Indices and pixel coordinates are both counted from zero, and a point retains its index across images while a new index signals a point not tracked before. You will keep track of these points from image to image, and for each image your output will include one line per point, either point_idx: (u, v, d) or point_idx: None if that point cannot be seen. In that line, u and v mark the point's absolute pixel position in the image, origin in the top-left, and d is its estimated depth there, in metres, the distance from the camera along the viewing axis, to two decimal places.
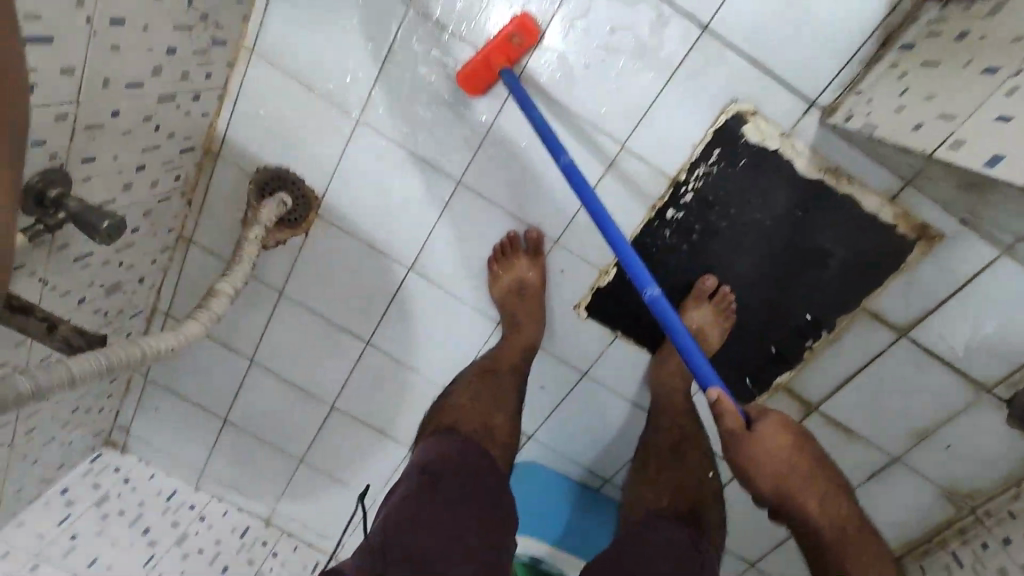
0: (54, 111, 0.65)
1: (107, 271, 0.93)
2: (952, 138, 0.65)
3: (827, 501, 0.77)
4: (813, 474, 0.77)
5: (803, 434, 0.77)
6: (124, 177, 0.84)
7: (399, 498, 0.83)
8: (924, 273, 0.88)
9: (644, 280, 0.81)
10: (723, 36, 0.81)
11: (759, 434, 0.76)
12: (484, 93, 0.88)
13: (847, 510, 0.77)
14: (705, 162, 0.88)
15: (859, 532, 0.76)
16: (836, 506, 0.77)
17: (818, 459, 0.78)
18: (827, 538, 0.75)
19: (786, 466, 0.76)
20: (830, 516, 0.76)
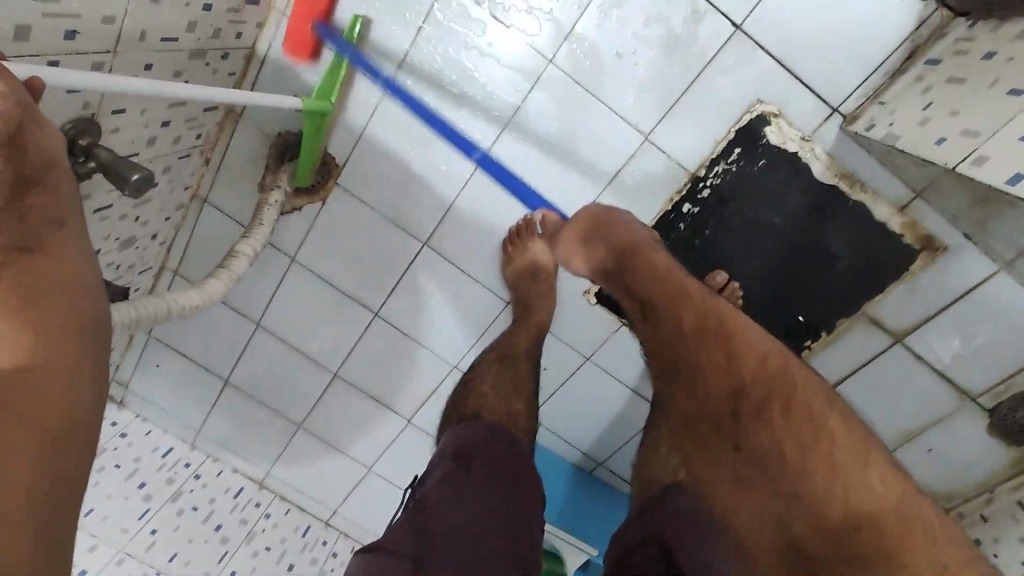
0: (90, 59, 0.65)
1: (123, 225, 0.93)
2: (975, 154, 0.67)
3: (686, 302, 0.86)
4: (666, 277, 0.87)
5: (625, 247, 0.89)
6: (148, 131, 0.84)
7: (432, 482, 0.82)
8: (924, 284, 0.91)
9: (470, 145, 0.94)
10: (756, 37, 0.82)
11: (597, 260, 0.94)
12: (314, 58, 0.91)
13: (681, 306, 0.86)
14: (725, 160, 0.90)
15: (706, 346, 0.85)
16: (698, 306, 0.85)
17: (651, 254, 0.89)
18: (665, 352, 0.90)
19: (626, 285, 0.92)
20: (693, 313, 0.85)
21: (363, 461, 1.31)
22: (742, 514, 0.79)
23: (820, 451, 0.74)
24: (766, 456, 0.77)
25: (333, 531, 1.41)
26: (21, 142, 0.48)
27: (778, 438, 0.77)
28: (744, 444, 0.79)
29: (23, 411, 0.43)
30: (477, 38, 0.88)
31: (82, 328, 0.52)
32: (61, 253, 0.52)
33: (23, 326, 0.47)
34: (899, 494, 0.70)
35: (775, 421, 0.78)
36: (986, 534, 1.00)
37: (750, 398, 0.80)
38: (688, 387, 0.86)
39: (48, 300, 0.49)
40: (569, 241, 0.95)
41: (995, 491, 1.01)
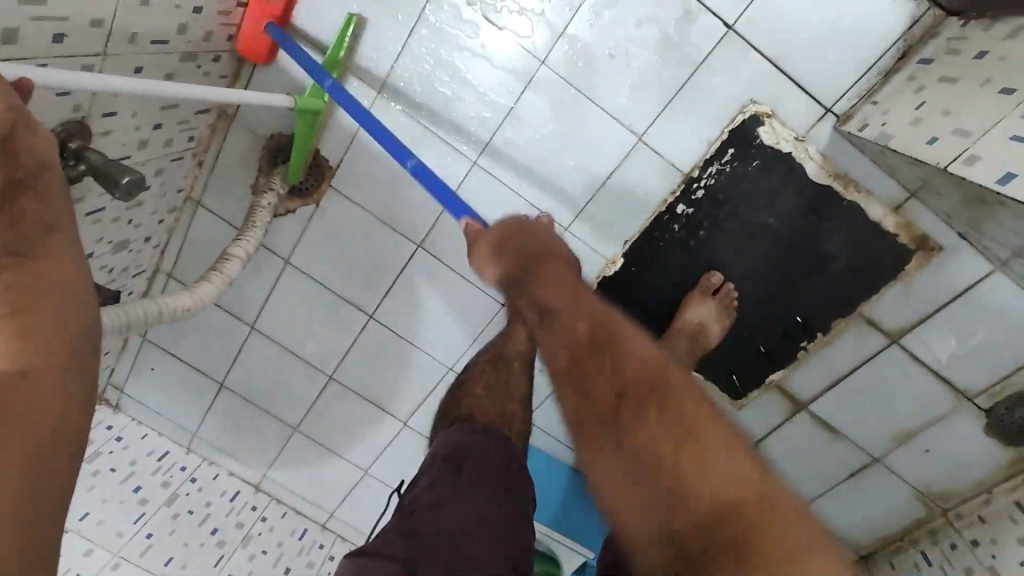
0: (79, 62, 0.65)
1: (115, 228, 0.93)
2: (967, 153, 0.66)
3: (555, 291, 0.81)
4: (555, 275, 0.84)
5: (533, 253, 0.87)
6: (140, 134, 0.83)
7: (424, 484, 0.82)
8: (919, 284, 0.91)
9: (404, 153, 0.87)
10: (748, 38, 0.82)
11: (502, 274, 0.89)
12: (269, 60, 0.91)
13: (579, 319, 0.75)
14: (719, 160, 0.89)
15: (575, 346, 0.72)
16: (576, 298, 0.80)
17: (553, 264, 0.86)
18: (540, 347, 0.80)
19: (532, 294, 0.83)
20: (564, 304, 0.79)
21: (360, 464, 1.31)
22: (604, 523, 0.62)
23: (699, 445, 0.59)
24: (643, 460, 0.59)
25: (329, 534, 1.40)
26: (12, 144, 0.47)
27: (657, 439, 0.60)
28: (629, 439, 0.60)
29: (22, 411, 0.44)
30: (468, 39, 0.88)
31: (78, 330, 0.52)
32: (53, 253, 0.52)
33: (22, 324, 0.47)
34: (760, 479, 0.58)
35: (651, 417, 0.61)
36: (984, 534, 0.99)
37: (635, 401, 0.63)
38: (559, 374, 0.76)
39: (48, 300, 0.50)
40: (481, 250, 0.89)
41: (993, 492, 1.01)
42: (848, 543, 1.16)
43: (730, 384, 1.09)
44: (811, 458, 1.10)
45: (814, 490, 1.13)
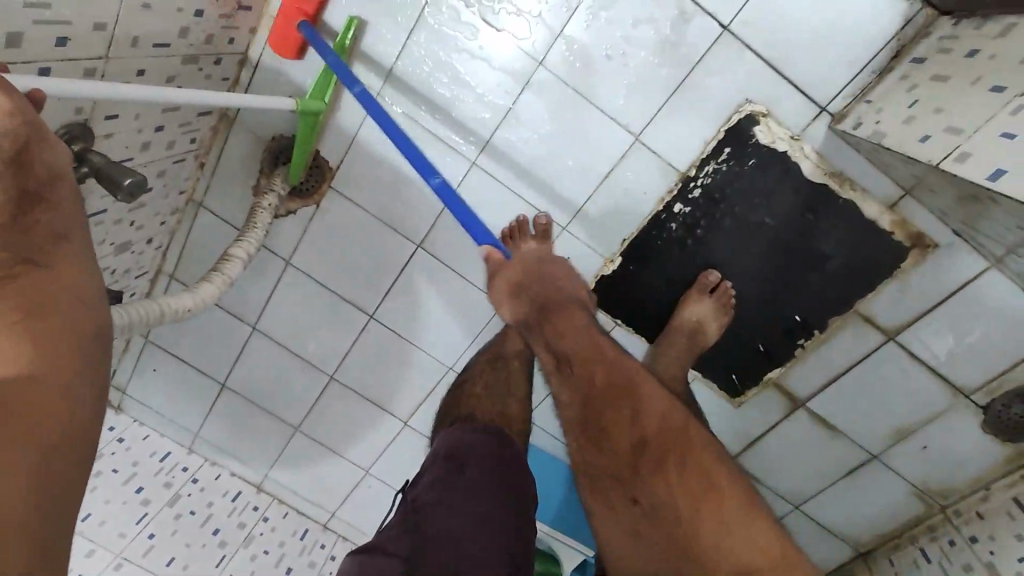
0: (81, 67, 0.66)
1: (118, 229, 0.94)
2: (957, 151, 0.67)
3: (588, 356, 0.80)
4: (587, 332, 0.83)
5: (552, 303, 0.86)
6: (142, 136, 0.84)
7: (425, 482, 0.83)
8: (915, 282, 0.92)
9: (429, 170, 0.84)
10: (743, 38, 0.83)
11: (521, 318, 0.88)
12: (298, 57, 0.91)
13: (600, 367, 0.79)
14: (715, 159, 0.90)
15: (602, 399, 0.77)
16: (613, 363, 0.79)
17: (580, 315, 0.85)
18: (574, 415, 0.80)
19: (557, 351, 0.83)
20: (601, 373, 0.78)
21: (361, 464, 1.31)
22: (614, 555, 0.74)
23: (715, 500, 0.69)
24: (661, 512, 0.71)
25: (331, 534, 1.41)
26: (25, 159, 0.49)
27: (672, 487, 0.71)
28: (642, 498, 0.73)
29: (25, 411, 0.44)
30: (467, 41, 0.89)
31: (88, 334, 0.53)
32: (60, 256, 0.53)
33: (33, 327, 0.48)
34: (786, 554, 0.64)
35: (674, 476, 0.71)
36: (982, 531, 1.00)
37: (653, 449, 0.73)
38: (598, 442, 0.77)
39: (56, 304, 0.51)
40: (503, 290, 0.88)
41: (992, 488, 1.01)
42: (847, 540, 1.17)
43: (728, 382, 1.10)
44: (809, 455, 1.11)
45: (813, 488, 1.13)
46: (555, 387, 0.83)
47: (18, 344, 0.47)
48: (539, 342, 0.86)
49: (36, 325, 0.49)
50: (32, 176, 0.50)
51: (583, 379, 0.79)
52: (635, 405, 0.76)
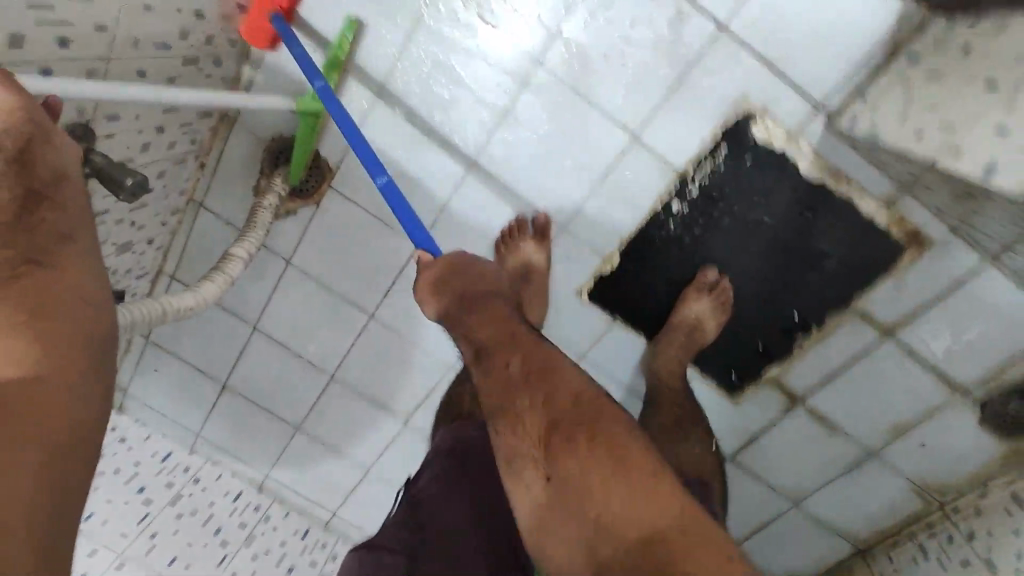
0: (83, 67, 0.66)
1: (119, 230, 0.94)
2: (953, 147, 0.68)
3: (504, 343, 0.84)
4: (501, 322, 0.86)
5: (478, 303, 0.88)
6: (143, 137, 0.84)
7: (427, 479, 0.84)
8: (912, 279, 0.92)
9: (376, 168, 0.88)
10: (740, 37, 0.83)
11: (445, 311, 0.90)
12: (272, 48, 0.90)
13: (515, 355, 0.82)
14: (713, 158, 0.91)
15: (522, 387, 0.80)
16: (521, 351, 0.82)
17: (498, 304, 0.89)
18: (494, 398, 0.82)
19: (474, 341, 0.87)
20: (508, 356, 0.82)
21: (361, 463, 1.32)
22: (569, 558, 0.75)
23: (619, 467, 0.75)
24: (575, 484, 0.75)
25: (332, 534, 1.41)
26: (28, 158, 0.50)
27: (585, 470, 0.75)
28: (560, 472, 0.76)
29: (24, 411, 0.46)
30: (465, 41, 0.90)
31: (89, 336, 0.54)
32: (68, 257, 0.54)
33: (34, 328, 0.50)
34: (681, 513, 0.71)
35: (584, 447, 0.76)
36: (981, 526, 1.00)
37: (563, 433, 0.77)
38: (516, 427, 0.80)
39: (60, 304, 0.52)
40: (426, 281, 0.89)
41: (990, 484, 1.02)
42: (846, 537, 1.17)
43: (727, 380, 1.10)
44: (809, 453, 1.11)
45: (813, 485, 1.14)
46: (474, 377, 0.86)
47: (18, 346, 0.48)
48: (461, 335, 0.89)
49: (38, 326, 0.50)
50: (42, 175, 0.51)
51: (502, 369, 0.82)
52: (547, 394, 0.79)
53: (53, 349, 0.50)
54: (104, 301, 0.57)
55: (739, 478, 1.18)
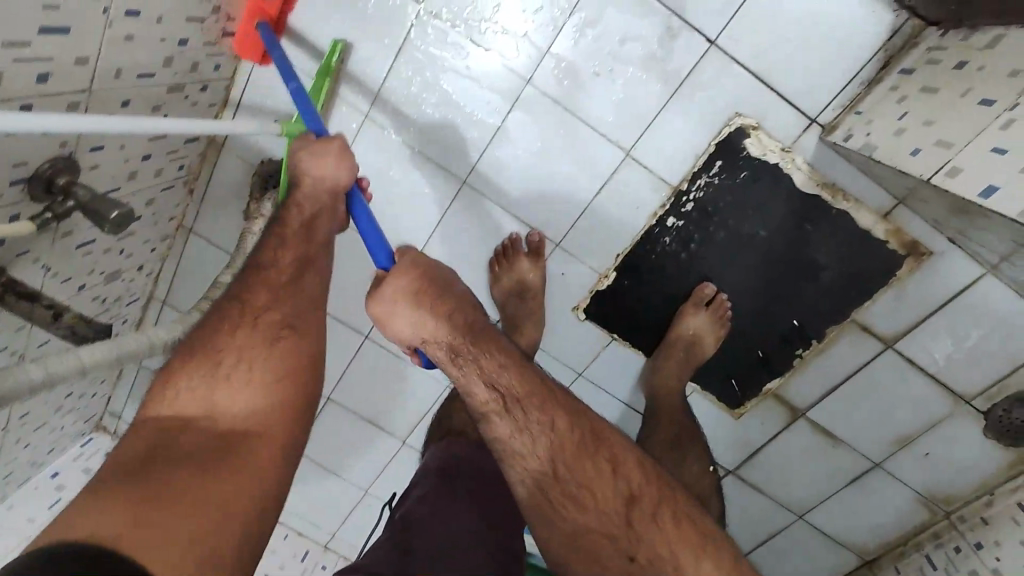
0: (64, 101, 0.65)
1: (108, 258, 0.92)
2: (948, 166, 0.67)
3: (534, 401, 0.69)
4: (513, 365, 0.70)
5: (466, 334, 0.70)
6: (129, 166, 0.83)
7: (415, 497, 0.81)
8: (912, 288, 0.91)
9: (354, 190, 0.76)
10: (730, 53, 0.83)
11: (440, 342, 0.70)
12: (263, 60, 0.90)
13: (557, 411, 0.69)
14: (707, 173, 0.90)
15: (581, 453, 0.68)
16: (558, 414, 0.69)
17: (496, 341, 0.72)
18: (546, 468, 0.68)
19: (499, 386, 0.69)
20: (544, 418, 0.68)
21: (359, 484, 1.30)
22: None
23: (704, 547, 0.66)
24: (662, 566, 0.64)
25: (332, 555, 1.40)
26: None
27: (672, 544, 0.65)
28: (642, 553, 0.65)
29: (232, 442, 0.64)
30: (454, 61, 0.89)
31: (292, 376, 0.72)
32: (273, 312, 0.74)
33: (265, 363, 0.70)
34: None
35: (667, 524, 0.67)
36: (987, 537, 0.99)
37: (642, 509, 0.67)
38: (578, 502, 0.67)
39: (264, 352, 0.71)
40: (387, 297, 0.70)
41: (996, 493, 1.01)
42: (852, 549, 1.16)
43: (727, 393, 1.09)
44: (811, 464, 1.10)
45: (817, 497, 1.13)
46: (497, 434, 0.69)
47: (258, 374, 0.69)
48: (478, 383, 0.69)
49: (253, 364, 0.69)
50: None
51: (543, 428, 0.68)
52: (609, 461, 0.69)
53: (281, 379, 0.70)
54: (309, 343, 0.75)
55: (742, 491, 1.17)
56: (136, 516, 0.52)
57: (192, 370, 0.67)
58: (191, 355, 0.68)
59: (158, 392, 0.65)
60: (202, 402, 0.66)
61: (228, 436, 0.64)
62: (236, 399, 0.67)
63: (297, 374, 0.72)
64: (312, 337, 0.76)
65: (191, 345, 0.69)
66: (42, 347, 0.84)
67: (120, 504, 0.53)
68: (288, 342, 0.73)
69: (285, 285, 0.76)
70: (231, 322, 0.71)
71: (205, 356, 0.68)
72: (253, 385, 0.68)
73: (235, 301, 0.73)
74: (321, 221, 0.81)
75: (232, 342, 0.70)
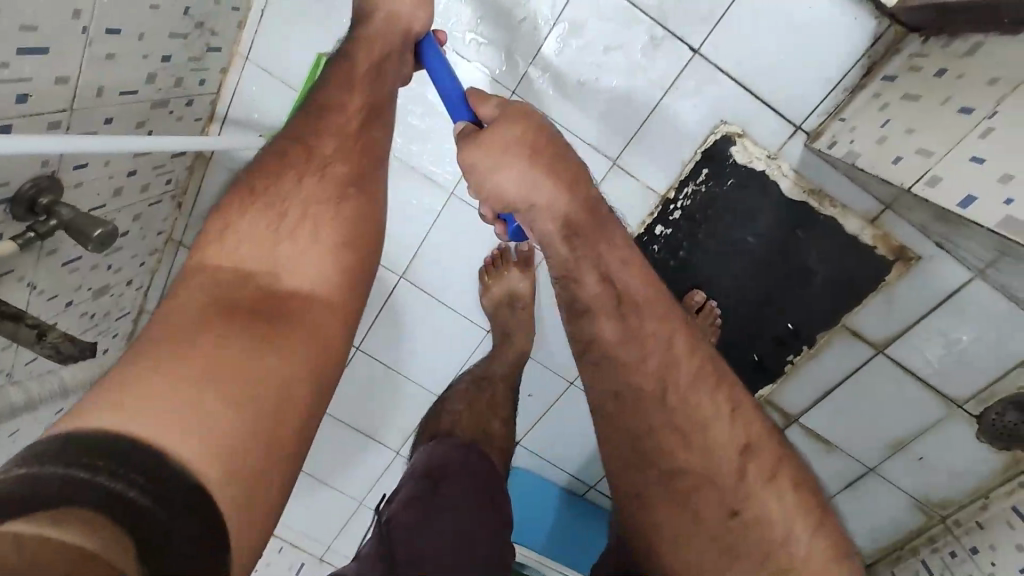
0: (44, 121, 0.64)
1: (96, 274, 0.92)
2: (929, 175, 0.68)
3: (652, 313, 0.63)
4: (629, 253, 0.64)
5: (576, 220, 0.62)
6: (114, 183, 0.83)
7: (398, 504, 0.78)
8: (901, 292, 0.91)
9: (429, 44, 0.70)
10: (714, 61, 0.83)
11: (548, 217, 0.62)
12: None
13: (675, 326, 0.63)
14: (693, 181, 0.90)
15: (698, 383, 0.61)
16: (674, 334, 0.63)
17: (608, 229, 0.64)
18: (648, 389, 0.61)
19: (614, 277, 0.63)
20: (664, 331, 0.62)
21: (353, 495, 1.29)
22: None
23: (818, 519, 0.60)
24: (768, 534, 0.57)
25: (327, 567, 1.39)
26: None
27: (785, 511, 0.58)
28: (751, 516, 0.58)
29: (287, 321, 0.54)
30: None
31: (355, 251, 0.63)
32: (333, 177, 0.63)
33: (329, 225, 0.61)
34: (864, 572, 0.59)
35: (786, 491, 0.59)
36: (983, 542, 0.98)
37: (756, 467, 0.60)
38: (683, 442, 0.60)
39: (325, 218, 0.61)
40: (496, 146, 0.60)
41: (991, 497, 1.00)
42: None
43: None
44: (805, 469, 1.09)
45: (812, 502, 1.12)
46: (602, 334, 0.63)
47: (321, 245, 0.60)
48: (590, 271, 0.63)
49: (316, 225, 0.61)
50: None
51: (657, 345, 0.62)
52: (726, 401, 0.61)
53: (345, 250, 0.62)
54: (372, 218, 0.66)
55: None
56: (166, 391, 0.43)
57: (250, 219, 0.58)
58: (246, 201, 0.60)
59: (217, 232, 0.58)
60: (261, 257, 0.57)
61: (281, 308, 0.55)
62: (295, 265, 0.58)
63: (357, 244, 0.63)
64: (374, 205, 0.67)
65: (252, 192, 0.60)
66: (27, 365, 0.83)
67: (149, 375, 0.43)
68: (355, 203, 0.64)
69: (352, 136, 0.66)
70: (295, 168, 0.62)
71: (266, 204, 0.60)
72: (318, 244, 0.60)
73: (298, 143, 0.64)
74: (392, 63, 0.68)
75: (297, 192, 0.61)
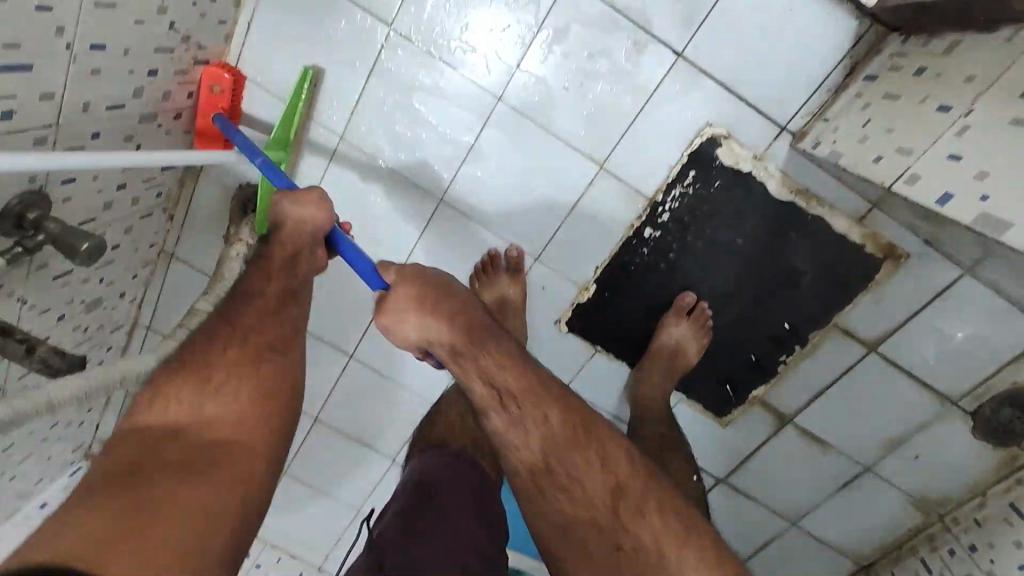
0: (31, 136, 0.65)
1: (88, 287, 0.92)
2: (908, 172, 0.70)
3: (527, 403, 0.65)
4: (507, 362, 0.66)
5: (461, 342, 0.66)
6: (104, 198, 0.84)
7: (388, 517, 0.77)
8: (891, 291, 0.91)
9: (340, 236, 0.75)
10: (697, 63, 0.83)
11: (445, 343, 0.66)
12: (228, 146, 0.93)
13: (547, 403, 0.66)
14: (681, 183, 0.90)
15: (570, 447, 0.65)
16: (544, 419, 0.65)
17: (486, 342, 0.67)
18: (543, 452, 0.65)
19: (496, 381, 0.65)
20: (537, 415, 0.65)
21: (351, 504, 1.29)
22: None
23: (691, 536, 0.64)
24: (647, 560, 0.62)
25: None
26: None
27: (660, 537, 0.63)
28: (628, 545, 0.63)
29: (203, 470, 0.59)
30: (426, 80, 0.89)
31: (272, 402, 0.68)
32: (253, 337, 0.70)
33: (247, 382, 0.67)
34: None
35: (656, 517, 0.64)
36: (981, 540, 0.98)
37: (627, 498, 0.64)
38: (563, 491, 0.65)
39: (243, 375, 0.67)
40: (393, 303, 0.68)
41: (988, 494, 0.99)
42: (847, 553, 1.14)
43: (716, 401, 1.08)
44: (802, 470, 1.09)
45: (809, 502, 1.11)
46: (494, 428, 0.66)
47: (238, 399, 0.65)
48: (474, 376, 0.66)
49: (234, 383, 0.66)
50: None
51: (535, 424, 0.65)
52: (591, 447, 0.66)
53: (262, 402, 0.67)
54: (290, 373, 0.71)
55: (732, 500, 1.16)
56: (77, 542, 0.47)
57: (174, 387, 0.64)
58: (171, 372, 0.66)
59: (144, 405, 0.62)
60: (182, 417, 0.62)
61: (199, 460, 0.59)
62: (213, 419, 0.63)
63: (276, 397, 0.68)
64: (294, 363, 0.72)
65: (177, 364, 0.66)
66: (20, 378, 0.84)
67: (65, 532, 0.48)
68: (275, 362, 0.70)
69: (272, 312, 0.73)
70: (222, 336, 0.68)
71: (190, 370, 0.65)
72: (238, 398, 0.65)
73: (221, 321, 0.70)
74: (304, 253, 0.76)
75: (220, 359, 0.67)
